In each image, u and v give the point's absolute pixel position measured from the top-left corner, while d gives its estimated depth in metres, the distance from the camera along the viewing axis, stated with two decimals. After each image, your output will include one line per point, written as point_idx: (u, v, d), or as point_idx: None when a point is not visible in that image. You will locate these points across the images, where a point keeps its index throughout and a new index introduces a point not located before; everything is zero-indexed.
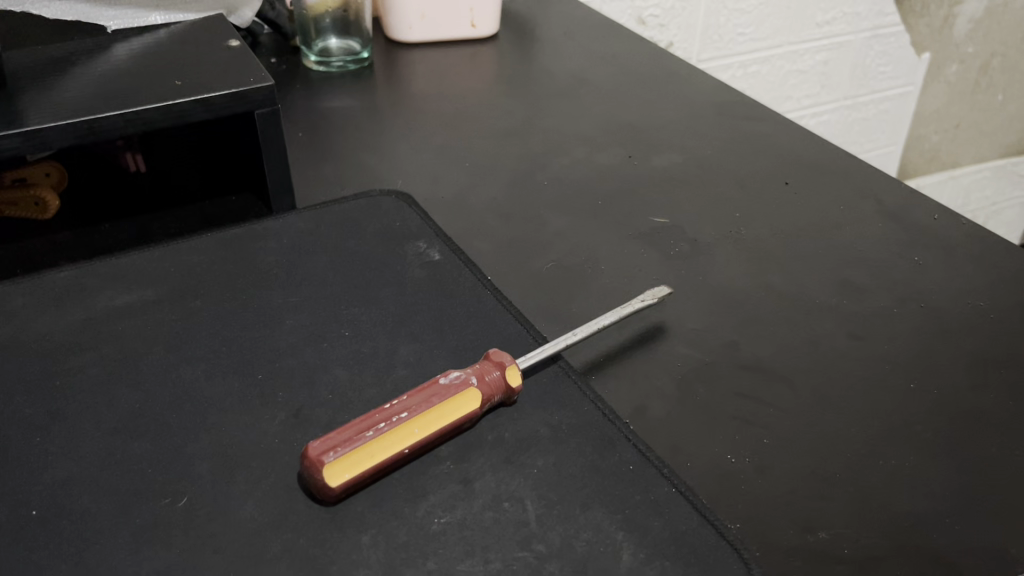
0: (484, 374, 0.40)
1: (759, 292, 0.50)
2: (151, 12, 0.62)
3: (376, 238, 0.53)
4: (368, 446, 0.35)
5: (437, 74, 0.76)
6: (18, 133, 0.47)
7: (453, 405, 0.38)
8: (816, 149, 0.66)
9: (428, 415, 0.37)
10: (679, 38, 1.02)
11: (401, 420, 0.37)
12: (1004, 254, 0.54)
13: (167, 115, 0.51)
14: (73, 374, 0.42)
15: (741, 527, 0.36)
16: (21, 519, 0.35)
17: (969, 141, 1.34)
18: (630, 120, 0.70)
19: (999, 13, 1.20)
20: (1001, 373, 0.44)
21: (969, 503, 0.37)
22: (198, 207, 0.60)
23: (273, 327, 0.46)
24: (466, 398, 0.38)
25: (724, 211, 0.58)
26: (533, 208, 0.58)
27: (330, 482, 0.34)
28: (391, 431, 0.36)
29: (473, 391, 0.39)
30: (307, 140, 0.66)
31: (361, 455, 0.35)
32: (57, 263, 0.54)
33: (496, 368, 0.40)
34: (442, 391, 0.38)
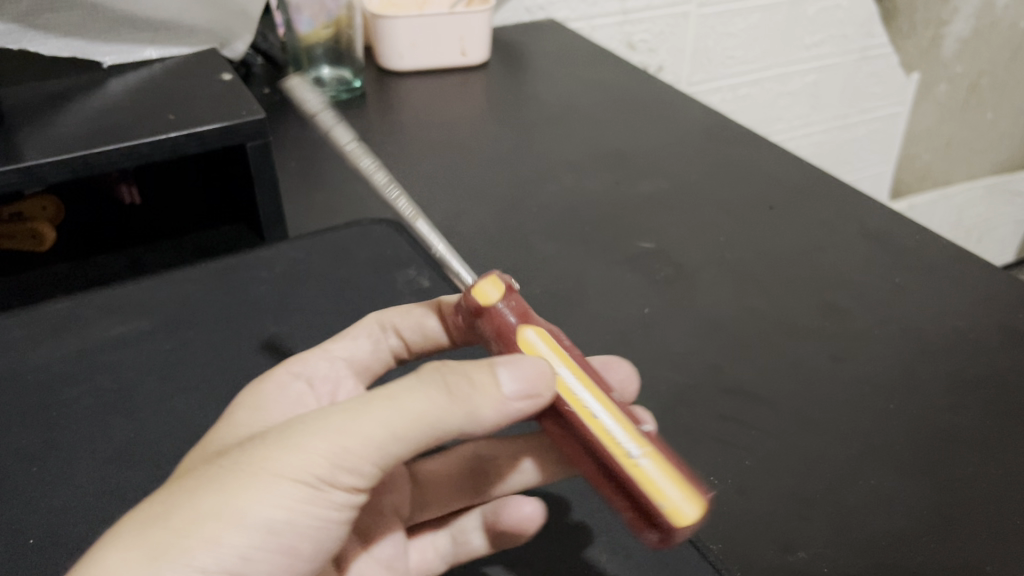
0: (493, 318, 0.35)
1: (740, 314, 0.51)
2: (145, 47, 0.64)
3: (370, 263, 0.54)
4: (638, 461, 0.31)
5: (427, 102, 0.77)
6: (16, 168, 0.48)
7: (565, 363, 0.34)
8: (798, 175, 0.67)
9: (587, 391, 0.33)
10: (668, 62, 1.03)
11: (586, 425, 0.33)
12: (982, 278, 0.54)
13: (161, 150, 0.52)
14: (67, 406, 0.43)
15: (722, 547, 0.37)
16: (18, 547, 0.36)
17: (962, 159, 1.34)
18: (618, 146, 0.71)
19: (987, 32, 1.18)
20: (976, 393, 0.45)
21: (940, 521, 0.38)
22: (191, 239, 0.62)
23: (265, 355, 0.47)
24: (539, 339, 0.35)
25: (710, 235, 0.59)
26: (522, 234, 0.59)
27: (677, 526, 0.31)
28: (624, 424, 0.32)
29: (524, 326, 0.35)
30: (300, 167, 0.67)
31: (666, 466, 0.31)
32: (50, 292, 0.56)
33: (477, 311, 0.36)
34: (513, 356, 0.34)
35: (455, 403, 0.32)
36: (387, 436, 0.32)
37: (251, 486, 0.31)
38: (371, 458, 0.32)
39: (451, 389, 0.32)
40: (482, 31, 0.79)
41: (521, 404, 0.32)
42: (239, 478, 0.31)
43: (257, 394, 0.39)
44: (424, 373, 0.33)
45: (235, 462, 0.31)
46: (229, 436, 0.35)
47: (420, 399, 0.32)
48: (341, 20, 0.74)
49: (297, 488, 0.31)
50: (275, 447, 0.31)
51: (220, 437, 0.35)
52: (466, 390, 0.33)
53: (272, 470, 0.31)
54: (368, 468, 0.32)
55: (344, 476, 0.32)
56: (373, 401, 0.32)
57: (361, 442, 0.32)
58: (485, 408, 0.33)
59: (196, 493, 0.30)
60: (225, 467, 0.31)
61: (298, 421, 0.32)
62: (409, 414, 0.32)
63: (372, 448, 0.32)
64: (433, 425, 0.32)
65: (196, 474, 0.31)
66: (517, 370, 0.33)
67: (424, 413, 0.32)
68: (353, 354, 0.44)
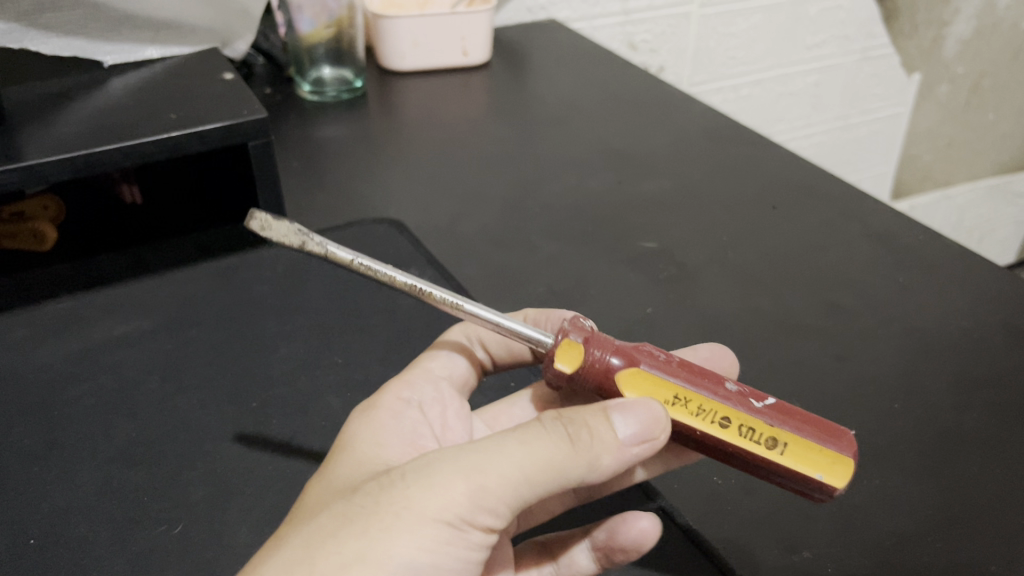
0: (593, 370, 0.35)
1: (743, 314, 0.51)
2: (147, 46, 0.63)
3: (373, 263, 0.55)
4: (780, 447, 0.32)
5: (428, 102, 0.77)
6: (17, 168, 0.48)
7: (649, 385, 0.34)
8: (801, 175, 0.67)
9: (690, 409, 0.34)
10: (669, 62, 1.03)
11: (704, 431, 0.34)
12: (985, 278, 0.54)
13: (163, 149, 0.52)
14: (68, 406, 0.43)
15: (726, 546, 0.37)
16: (20, 547, 0.36)
17: (964, 160, 1.34)
18: (620, 146, 0.71)
19: (988, 33, 1.18)
20: (980, 393, 0.45)
21: (944, 521, 0.38)
22: (192, 236, 0.62)
23: (267, 354, 0.47)
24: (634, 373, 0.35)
25: (713, 235, 0.59)
26: (524, 234, 0.59)
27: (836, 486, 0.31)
28: (731, 415, 0.33)
29: (625, 367, 0.35)
30: (301, 167, 0.67)
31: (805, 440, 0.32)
32: (51, 291, 0.55)
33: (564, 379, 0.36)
34: (627, 399, 0.34)
35: (578, 452, 0.32)
36: (521, 479, 0.31)
37: (395, 529, 0.30)
38: (506, 501, 0.31)
39: (574, 440, 0.32)
40: (484, 31, 0.79)
41: (637, 450, 0.32)
42: (381, 520, 0.30)
43: (370, 419, 0.38)
44: (548, 423, 0.33)
45: (375, 503, 0.31)
46: (353, 469, 0.35)
47: (549, 444, 0.32)
48: (343, 20, 0.74)
49: (439, 531, 0.31)
50: (412, 489, 0.31)
51: (341, 471, 0.35)
52: (588, 439, 0.32)
53: (414, 512, 0.30)
54: (507, 511, 0.32)
55: (483, 519, 0.31)
56: (507, 442, 0.32)
57: (499, 483, 0.31)
58: (604, 459, 0.32)
59: (341, 538, 0.30)
60: (363, 512, 0.30)
61: (430, 461, 0.32)
62: (542, 456, 0.31)
63: (510, 491, 0.31)
64: (558, 474, 0.32)
65: (332, 517, 0.31)
66: (626, 419, 0.32)
67: (554, 459, 0.31)
68: (449, 372, 0.43)
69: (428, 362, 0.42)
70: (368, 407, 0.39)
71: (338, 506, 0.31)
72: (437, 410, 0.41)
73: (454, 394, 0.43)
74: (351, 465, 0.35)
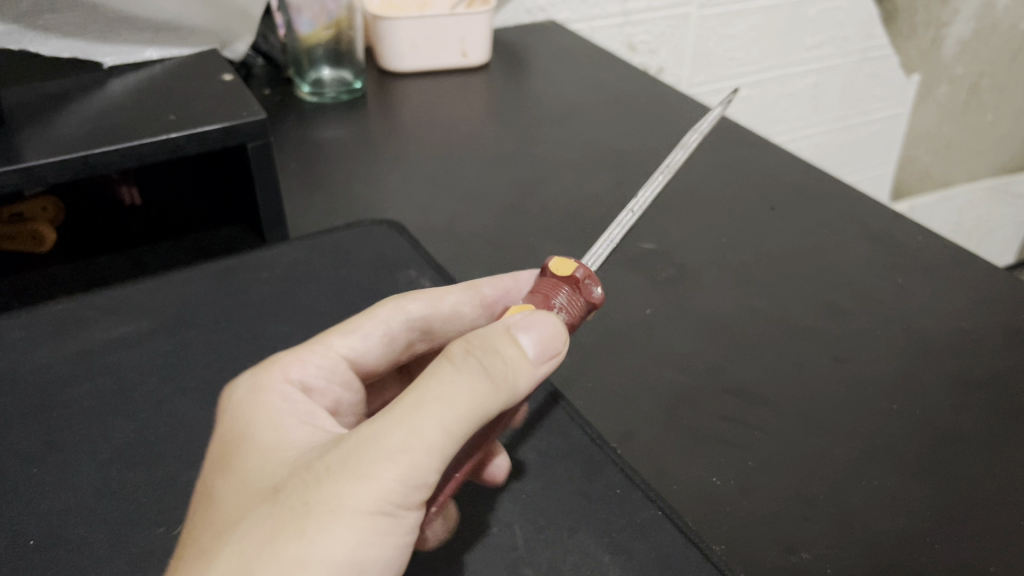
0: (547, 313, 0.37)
1: (742, 315, 0.51)
2: (146, 48, 0.63)
3: (370, 266, 0.54)
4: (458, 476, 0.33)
5: (427, 103, 0.77)
6: (17, 169, 0.48)
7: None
8: (799, 175, 0.67)
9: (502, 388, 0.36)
10: (669, 63, 1.03)
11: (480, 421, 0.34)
12: (983, 278, 0.54)
13: (161, 150, 0.52)
14: (67, 407, 0.43)
15: (726, 547, 0.37)
16: (19, 549, 0.36)
17: (962, 161, 1.34)
18: (619, 147, 0.71)
19: (987, 33, 1.18)
20: (978, 394, 0.45)
21: (944, 523, 0.38)
22: (191, 240, 0.62)
23: (266, 356, 0.47)
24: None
25: (712, 236, 0.59)
26: (523, 235, 0.59)
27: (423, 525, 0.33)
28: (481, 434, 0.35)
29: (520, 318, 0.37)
30: (300, 168, 0.67)
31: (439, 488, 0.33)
32: (51, 292, 0.56)
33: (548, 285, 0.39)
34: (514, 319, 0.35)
35: (496, 388, 0.32)
36: (445, 439, 0.30)
37: (333, 531, 0.29)
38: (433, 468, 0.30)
39: (488, 377, 0.31)
40: (483, 32, 0.79)
41: (545, 367, 0.34)
42: (317, 526, 0.29)
43: (267, 411, 0.35)
44: (460, 367, 0.31)
45: (305, 505, 0.29)
46: (263, 461, 0.32)
47: (469, 390, 0.31)
48: (342, 21, 0.74)
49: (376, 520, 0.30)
50: (340, 485, 0.29)
51: (253, 464, 0.32)
52: (502, 369, 0.32)
53: (350, 509, 0.29)
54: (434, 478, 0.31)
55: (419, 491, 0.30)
56: (427, 403, 0.30)
57: (425, 453, 0.30)
58: (520, 383, 0.32)
59: (275, 547, 0.28)
60: (291, 512, 0.29)
61: (354, 446, 0.30)
62: (465, 408, 0.31)
63: (438, 452, 0.30)
64: (485, 413, 0.31)
65: (260, 523, 0.29)
66: (532, 334, 0.34)
67: (478, 401, 0.31)
68: (356, 353, 0.41)
69: (336, 341, 0.40)
70: (253, 390, 0.36)
71: (264, 514, 0.29)
72: (330, 393, 0.39)
73: (352, 378, 0.41)
74: (260, 455, 0.33)
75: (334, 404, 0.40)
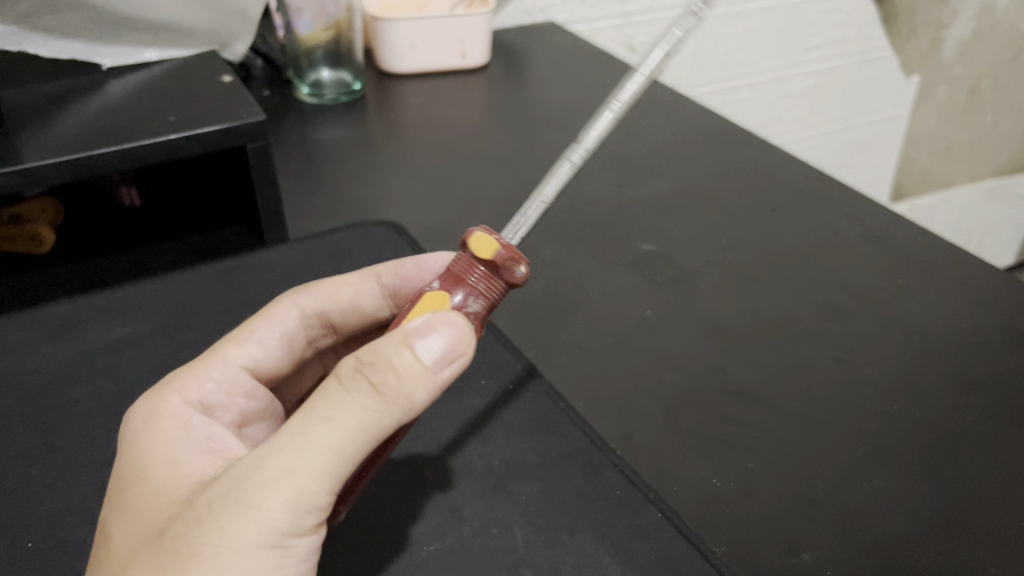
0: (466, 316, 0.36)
1: (742, 316, 0.51)
2: (146, 49, 0.63)
3: (371, 266, 0.54)
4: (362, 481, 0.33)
5: (427, 104, 0.77)
6: (16, 170, 0.48)
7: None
8: (799, 177, 0.67)
9: None
10: (668, 64, 1.03)
11: None
12: (984, 280, 0.54)
13: (161, 151, 0.52)
14: (66, 409, 0.43)
15: (727, 549, 0.37)
16: (17, 550, 0.36)
17: (962, 162, 1.34)
18: (619, 148, 0.71)
19: (987, 35, 1.18)
20: (980, 395, 0.45)
21: (944, 524, 0.38)
22: (190, 240, 0.62)
23: None
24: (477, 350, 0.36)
25: (712, 238, 0.59)
26: (522, 236, 0.59)
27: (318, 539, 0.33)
28: None
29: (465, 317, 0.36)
30: (300, 169, 0.66)
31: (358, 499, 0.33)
32: (49, 293, 0.56)
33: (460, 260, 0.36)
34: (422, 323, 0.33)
35: (387, 401, 0.32)
36: (334, 462, 0.31)
37: (217, 569, 0.30)
38: (325, 493, 0.31)
39: (378, 390, 0.32)
40: (482, 34, 0.79)
41: (447, 373, 0.32)
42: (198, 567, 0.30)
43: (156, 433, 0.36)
44: (350, 382, 0.32)
45: (188, 547, 0.30)
46: (159, 485, 0.34)
47: (355, 408, 0.31)
48: (341, 22, 0.74)
49: (264, 553, 0.31)
50: (225, 524, 0.30)
51: (150, 490, 0.33)
52: (394, 383, 0.32)
53: (233, 548, 0.30)
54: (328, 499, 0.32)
55: (310, 518, 0.31)
56: (310, 430, 0.31)
57: (313, 480, 0.31)
58: (415, 393, 0.32)
59: None
60: (178, 558, 0.30)
61: (237, 480, 0.31)
62: (350, 427, 0.31)
63: (323, 479, 0.31)
64: (377, 428, 0.31)
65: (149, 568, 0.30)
66: (430, 340, 0.32)
67: (364, 418, 0.31)
68: (257, 360, 0.42)
69: (233, 349, 0.41)
70: (154, 415, 0.36)
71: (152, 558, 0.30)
72: (233, 406, 0.40)
73: (258, 386, 0.42)
74: (153, 485, 0.33)
75: (240, 415, 0.41)
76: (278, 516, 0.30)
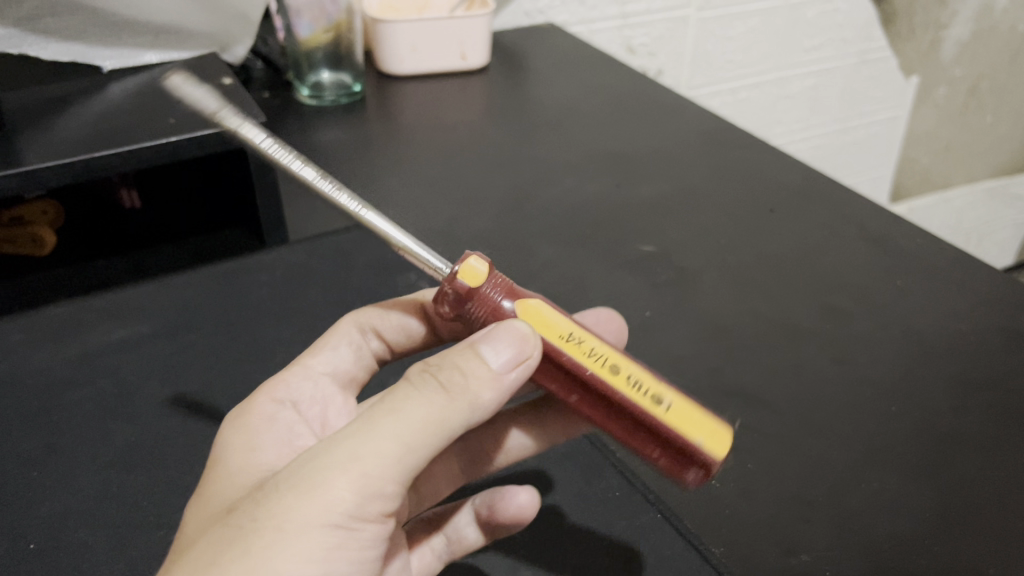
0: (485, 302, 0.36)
1: (741, 317, 0.51)
2: (146, 51, 0.64)
3: (371, 268, 0.54)
4: (665, 406, 0.33)
5: (427, 106, 0.77)
6: (17, 172, 0.48)
7: (559, 318, 0.36)
8: (797, 178, 0.67)
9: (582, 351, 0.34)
10: (668, 66, 1.03)
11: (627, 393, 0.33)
12: (982, 280, 0.54)
13: (161, 153, 0.52)
14: (67, 411, 0.43)
15: (726, 549, 0.37)
16: (19, 552, 0.36)
17: (961, 162, 1.34)
18: (619, 149, 0.71)
19: (986, 35, 1.18)
20: (978, 395, 0.45)
21: (943, 524, 0.38)
22: (190, 242, 0.62)
23: (265, 359, 0.47)
24: (537, 308, 0.36)
25: (711, 239, 0.59)
26: (522, 237, 0.59)
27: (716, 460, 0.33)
28: (613, 364, 0.34)
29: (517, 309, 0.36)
30: (300, 171, 0.67)
31: (693, 403, 0.33)
32: (50, 295, 0.56)
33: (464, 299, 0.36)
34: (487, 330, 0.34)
35: (453, 399, 0.32)
36: (403, 450, 0.31)
37: (282, 540, 0.30)
38: (393, 483, 0.32)
39: (447, 388, 0.32)
40: (481, 35, 0.79)
41: (513, 376, 0.33)
42: (263, 537, 0.30)
43: (244, 435, 0.38)
44: (419, 378, 0.33)
45: (254, 517, 0.30)
46: (230, 485, 0.35)
47: (423, 402, 0.32)
48: (341, 24, 0.74)
49: (326, 534, 0.31)
50: (293, 496, 0.30)
51: (222, 488, 0.35)
52: (461, 382, 0.33)
53: (298, 522, 0.30)
54: (396, 491, 0.32)
55: (370, 508, 0.32)
56: (379, 418, 0.32)
57: (382, 465, 0.31)
58: (483, 394, 0.33)
59: (223, 554, 0.29)
60: (243, 523, 0.30)
61: (309, 462, 0.31)
62: (417, 420, 0.32)
63: (392, 468, 0.31)
64: (442, 426, 0.32)
65: (213, 534, 0.30)
66: (498, 345, 0.33)
67: (431, 414, 0.32)
68: (336, 368, 0.44)
69: (314, 360, 0.44)
70: (246, 413, 0.39)
71: (215, 532, 0.30)
72: (315, 407, 0.43)
73: (337, 390, 0.45)
74: (233, 484, 0.35)
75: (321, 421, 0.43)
76: (344, 496, 0.31)
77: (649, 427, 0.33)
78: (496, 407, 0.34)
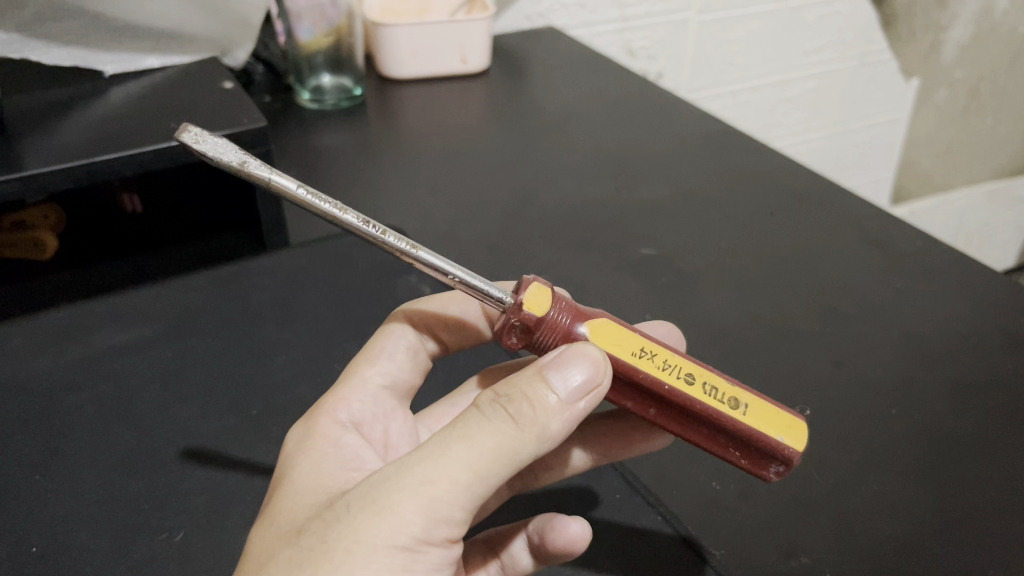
0: (555, 329, 0.35)
1: (742, 320, 0.51)
2: (148, 55, 0.64)
3: (371, 271, 0.54)
4: (743, 408, 0.35)
5: (428, 110, 0.77)
6: (17, 178, 0.48)
7: (629, 334, 0.35)
8: (797, 181, 0.67)
9: (662, 362, 0.35)
10: (668, 69, 1.03)
11: (706, 402, 0.34)
12: (980, 283, 0.54)
13: (162, 158, 0.52)
14: (69, 414, 0.43)
15: (726, 551, 0.37)
16: (21, 556, 0.36)
17: (962, 165, 1.34)
18: (619, 152, 0.71)
19: (987, 37, 1.17)
20: (978, 398, 0.45)
21: (943, 527, 0.38)
22: (192, 245, 0.63)
23: (266, 362, 0.47)
24: (602, 326, 0.35)
25: (711, 242, 0.59)
26: (522, 241, 0.59)
27: (798, 455, 0.34)
28: (694, 373, 0.35)
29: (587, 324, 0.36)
30: (301, 174, 0.67)
31: (764, 402, 0.35)
32: (53, 301, 0.56)
33: (532, 331, 0.35)
34: (553, 355, 0.34)
35: (524, 429, 0.32)
36: (473, 477, 0.31)
37: (347, 566, 0.29)
38: (460, 507, 0.31)
39: (516, 417, 0.32)
40: (482, 38, 0.79)
41: (581, 404, 0.33)
42: (329, 561, 0.29)
43: (304, 450, 0.37)
44: (487, 407, 0.32)
45: (322, 543, 0.30)
46: (296, 505, 0.33)
47: (493, 431, 0.31)
48: (342, 28, 0.74)
49: (394, 557, 0.30)
50: (360, 520, 0.30)
51: (285, 502, 0.34)
52: (531, 413, 0.32)
53: (365, 545, 0.29)
54: (462, 516, 0.31)
55: (439, 531, 0.31)
56: (450, 443, 0.31)
57: (451, 490, 0.30)
58: (551, 425, 0.32)
59: None
60: (311, 552, 0.30)
61: (379, 484, 0.31)
62: (487, 447, 0.31)
63: (461, 493, 0.31)
64: (513, 456, 0.31)
65: (281, 561, 0.30)
66: (570, 371, 0.33)
67: (502, 443, 0.31)
68: (392, 378, 0.43)
69: (366, 371, 0.42)
70: (306, 432, 0.38)
71: (285, 554, 0.30)
72: (378, 428, 0.42)
73: (396, 403, 0.44)
74: (299, 497, 0.34)
75: (384, 437, 0.42)
76: (412, 521, 0.30)
77: (729, 434, 0.35)
78: (570, 432, 0.33)
